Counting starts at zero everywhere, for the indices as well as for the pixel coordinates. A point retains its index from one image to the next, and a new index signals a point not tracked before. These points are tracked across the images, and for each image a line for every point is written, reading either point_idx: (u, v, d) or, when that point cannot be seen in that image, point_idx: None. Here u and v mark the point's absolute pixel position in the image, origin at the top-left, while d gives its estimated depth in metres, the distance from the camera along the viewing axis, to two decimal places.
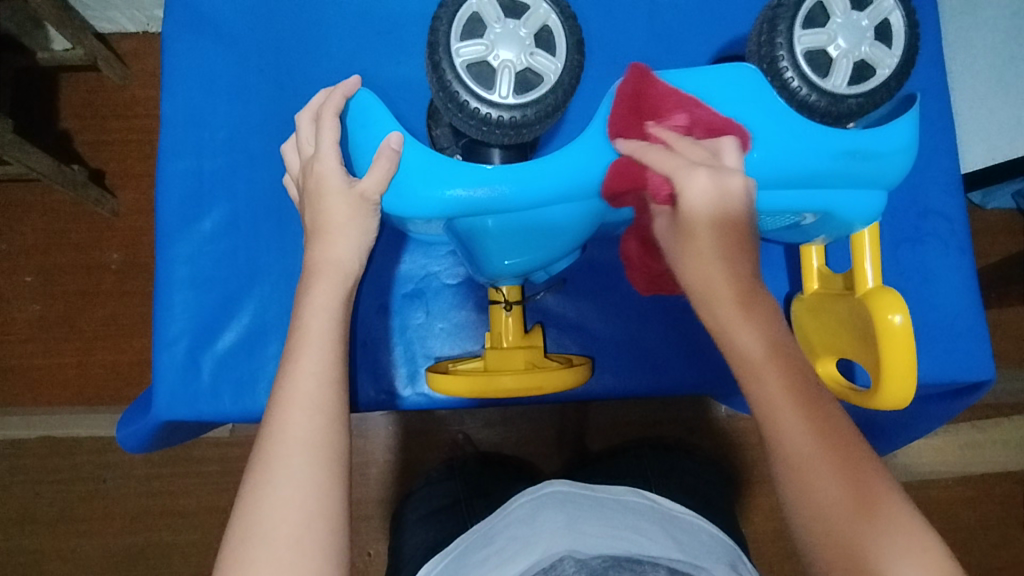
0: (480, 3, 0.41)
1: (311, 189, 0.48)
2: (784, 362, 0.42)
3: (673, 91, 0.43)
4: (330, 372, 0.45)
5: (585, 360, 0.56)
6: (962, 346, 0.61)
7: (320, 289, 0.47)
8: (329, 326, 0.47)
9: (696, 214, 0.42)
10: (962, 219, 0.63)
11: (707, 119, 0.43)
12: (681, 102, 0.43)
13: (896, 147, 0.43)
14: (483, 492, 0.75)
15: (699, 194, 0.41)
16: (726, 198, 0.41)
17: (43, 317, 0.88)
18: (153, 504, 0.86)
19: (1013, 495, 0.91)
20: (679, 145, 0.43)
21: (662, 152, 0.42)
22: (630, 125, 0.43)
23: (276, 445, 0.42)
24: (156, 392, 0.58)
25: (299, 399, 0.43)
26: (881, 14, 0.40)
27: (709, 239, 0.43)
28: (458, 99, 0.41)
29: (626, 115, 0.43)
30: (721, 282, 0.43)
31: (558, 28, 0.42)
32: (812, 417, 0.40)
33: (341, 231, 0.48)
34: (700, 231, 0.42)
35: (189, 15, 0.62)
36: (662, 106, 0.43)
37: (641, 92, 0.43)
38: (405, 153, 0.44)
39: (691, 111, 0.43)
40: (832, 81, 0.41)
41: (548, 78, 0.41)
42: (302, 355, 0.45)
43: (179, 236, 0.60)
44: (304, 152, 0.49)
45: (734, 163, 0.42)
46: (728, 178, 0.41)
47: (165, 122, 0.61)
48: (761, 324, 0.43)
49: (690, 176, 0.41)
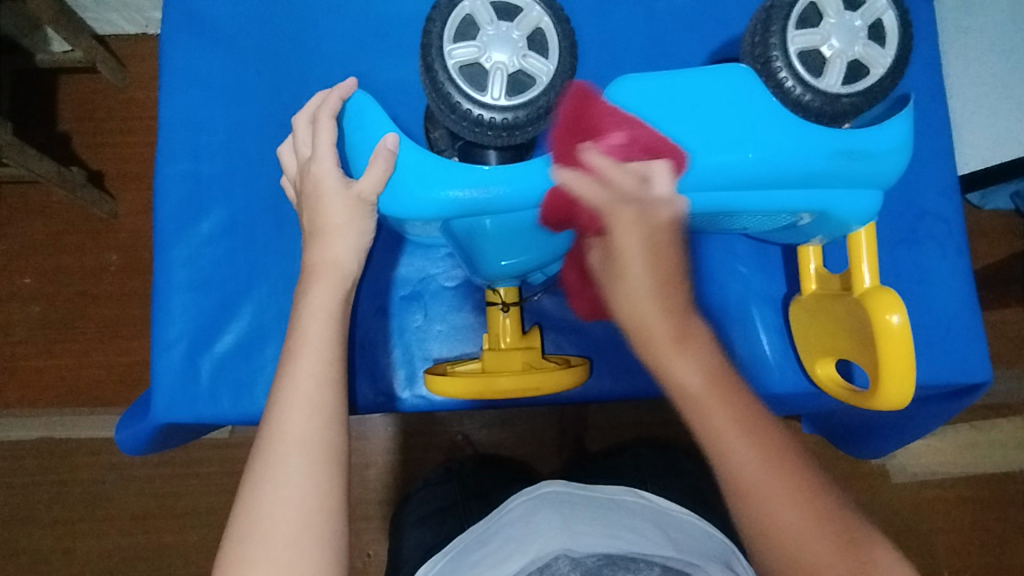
0: (473, 6, 0.41)
1: (308, 190, 0.48)
2: (724, 391, 0.43)
3: (612, 109, 0.43)
4: (328, 373, 0.45)
5: (583, 361, 0.56)
6: (959, 347, 0.61)
7: (318, 291, 0.47)
8: (325, 328, 0.46)
9: (626, 245, 0.44)
10: (960, 221, 0.63)
11: (645, 138, 0.42)
12: (618, 122, 0.42)
13: (891, 148, 0.43)
14: (481, 493, 0.75)
15: (629, 230, 0.43)
16: (651, 234, 0.43)
17: (42, 319, 0.88)
18: (153, 506, 0.86)
19: (1013, 496, 0.91)
20: (613, 172, 0.42)
21: (595, 184, 0.42)
22: (563, 147, 0.42)
23: (274, 445, 0.42)
24: (155, 394, 0.58)
25: (297, 401, 0.43)
26: (874, 14, 0.41)
27: (640, 273, 0.44)
28: (451, 101, 0.41)
29: (562, 137, 0.42)
30: (654, 316, 0.44)
31: (551, 31, 0.42)
32: (754, 439, 0.42)
33: (338, 233, 0.48)
34: (630, 265, 0.44)
35: (188, 18, 0.62)
36: (600, 125, 0.42)
37: (576, 113, 0.42)
38: (401, 155, 0.44)
39: (629, 131, 0.42)
40: (826, 81, 0.41)
41: (541, 79, 0.41)
42: (299, 357, 0.45)
43: (177, 239, 0.60)
44: (301, 154, 0.49)
45: (665, 188, 0.43)
46: (654, 210, 0.43)
47: (163, 124, 0.61)
48: (695, 353, 0.44)
49: (620, 209, 0.43)
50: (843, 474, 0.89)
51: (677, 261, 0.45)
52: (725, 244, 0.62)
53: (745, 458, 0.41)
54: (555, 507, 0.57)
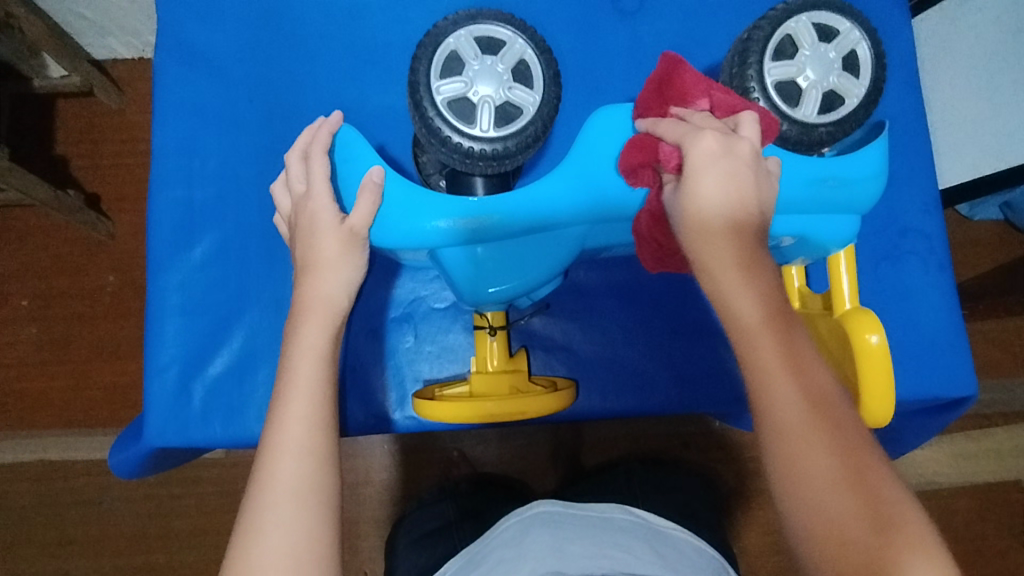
0: (458, 43, 0.42)
1: (303, 225, 0.48)
2: (780, 331, 0.40)
3: (700, 77, 0.43)
4: (319, 418, 0.45)
5: (569, 384, 0.56)
6: (943, 362, 0.62)
7: (309, 330, 0.47)
8: (313, 372, 0.46)
9: (698, 170, 0.40)
10: (942, 237, 0.64)
11: (727, 101, 0.42)
12: (707, 88, 0.43)
13: (865, 175, 0.45)
14: (474, 514, 0.76)
15: (703, 155, 0.40)
16: (732, 161, 0.40)
17: (37, 341, 0.88)
18: (150, 526, 0.87)
19: (1005, 505, 0.92)
20: (695, 119, 0.42)
21: (673, 123, 0.42)
22: (653, 108, 0.45)
23: (265, 493, 0.42)
24: (147, 419, 0.59)
25: (286, 447, 0.44)
26: (847, 45, 0.42)
27: (713, 197, 0.40)
28: (440, 135, 0.42)
29: (653, 99, 0.45)
30: (722, 242, 0.41)
31: (535, 62, 0.43)
32: (804, 382, 0.39)
33: (332, 268, 0.48)
34: (704, 190, 0.40)
35: (181, 47, 0.64)
36: (688, 92, 0.43)
37: (668, 78, 0.43)
38: (387, 187, 0.46)
39: (716, 95, 0.43)
40: (802, 110, 0.42)
41: (527, 110, 0.42)
42: (285, 402, 0.45)
43: (169, 264, 0.61)
44: (294, 190, 0.49)
45: (751, 135, 0.40)
46: (736, 147, 0.40)
47: (157, 152, 0.63)
48: (764, 289, 0.41)
49: (695, 138, 0.40)
50: None
51: (755, 205, 0.41)
52: None
53: None
54: (544, 528, 0.57)
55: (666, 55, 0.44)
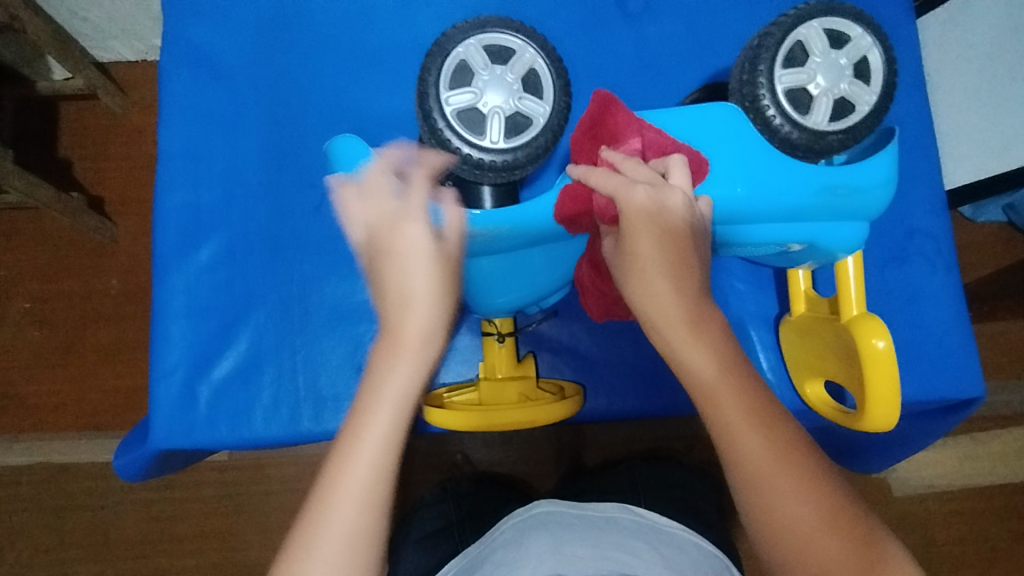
0: (468, 52, 0.42)
1: (397, 244, 0.43)
2: (738, 381, 0.40)
3: (628, 118, 0.43)
4: (386, 469, 0.41)
5: (577, 390, 0.56)
6: (950, 364, 0.62)
7: (399, 367, 0.41)
8: (386, 422, 0.41)
9: (633, 224, 0.38)
10: (948, 238, 0.64)
11: (658, 144, 0.43)
12: (637, 128, 0.43)
13: (876, 183, 0.45)
14: (472, 516, 0.74)
15: (637, 209, 0.38)
16: (666, 215, 0.38)
17: (42, 344, 0.88)
18: (153, 529, 0.87)
19: (1009, 508, 0.92)
20: (626, 165, 0.40)
21: (605, 172, 0.40)
22: (585, 148, 0.46)
23: (316, 541, 0.39)
24: (153, 421, 0.59)
25: (344, 502, 0.40)
26: (859, 52, 0.42)
27: (648, 254, 0.39)
28: (450, 146, 0.42)
29: (587, 141, 0.45)
30: (669, 300, 0.40)
31: (545, 73, 0.43)
32: None
33: (428, 299, 0.42)
34: (640, 247, 0.39)
35: (186, 49, 0.63)
36: (619, 133, 0.43)
37: (601, 118, 0.44)
38: None
39: (647, 136, 0.43)
40: (813, 118, 0.42)
41: (537, 120, 0.42)
42: (351, 447, 0.41)
43: (176, 266, 0.61)
44: (383, 202, 0.44)
45: (682, 183, 0.40)
46: (670, 197, 0.38)
47: (163, 154, 0.62)
48: (714, 342, 0.40)
49: (629, 191, 0.38)
50: None
51: (695, 252, 0.39)
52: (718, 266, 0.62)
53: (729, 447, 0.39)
54: (542, 529, 0.57)
55: (598, 91, 0.44)
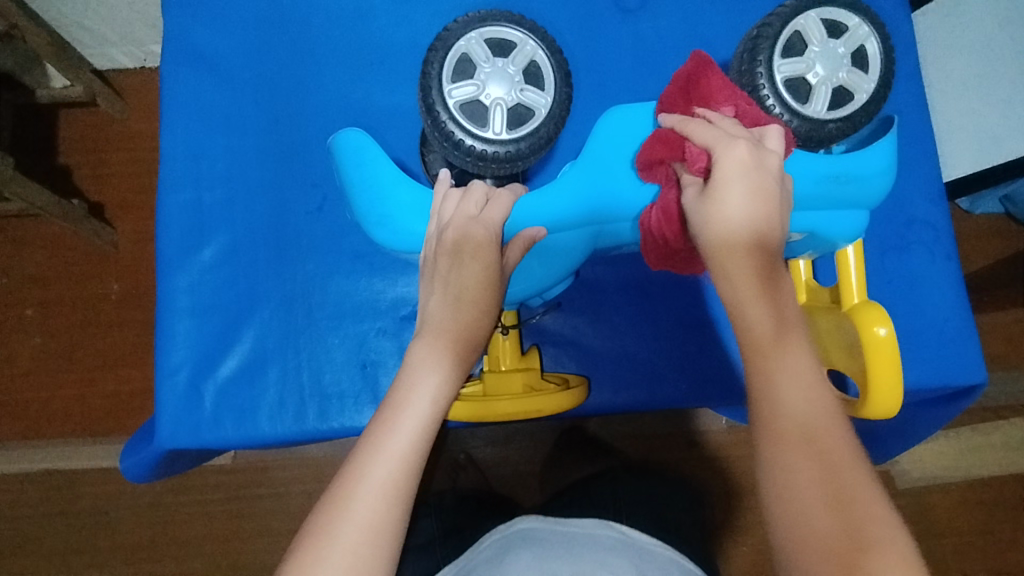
0: (469, 46, 0.43)
1: (472, 249, 0.45)
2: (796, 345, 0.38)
3: (726, 82, 0.42)
4: (416, 459, 0.43)
5: (581, 382, 0.56)
6: (952, 351, 0.62)
7: (435, 362, 0.46)
8: (420, 412, 0.44)
9: (727, 174, 0.38)
10: (947, 227, 0.65)
11: (752, 115, 0.42)
12: (731, 95, 0.42)
13: (875, 171, 0.46)
14: (457, 529, 0.75)
15: (735, 162, 0.38)
16: (763, 171, 0.39)
17: (44, 350, 0.88)
18: (158, 533, 0.87)
19: (1012, 498, 0.92)
20: (725, 123, 0.40)
21: (700, 125, 0.41)
22: (678, 104, 0.45)
23: (339, 527, 0.40)
24: (158, 421, 0.58)
25: (371, 488, 0.41)
26: (856, 41, 0.43)
27: (741, 207, 0.38)
28: (453, 138, 0.42)
29: (679, 99, 0.45)
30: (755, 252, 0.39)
31: (546, 64, 0.43)
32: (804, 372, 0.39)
33: (474, 304, 0.47)
34: (732, 198, 0.38)
35: (186, 51, 0.64)
36: (711, 95, 0.42)
37: (695, 77, 0.43)
38: (400, 193, 0.49)
39: (740, 105, 0.42)
40: (812, 106, 0.43)
41: (539, 111, 0.43)
42: (383, 436, 0.43)
43: (179, 265, 0.61)
44: (467, 207, 0.46)
45: (775, 147, 0.40)
46: (766, 160, 0.39)
47: (166, 155, 0.63)
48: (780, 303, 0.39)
49: (730, 144, 0.39)
50: None
51: (777, 222, 0.39)
52: None
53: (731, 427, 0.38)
54: (524, 545, 0.59)
55: (697, 53, 0.44)
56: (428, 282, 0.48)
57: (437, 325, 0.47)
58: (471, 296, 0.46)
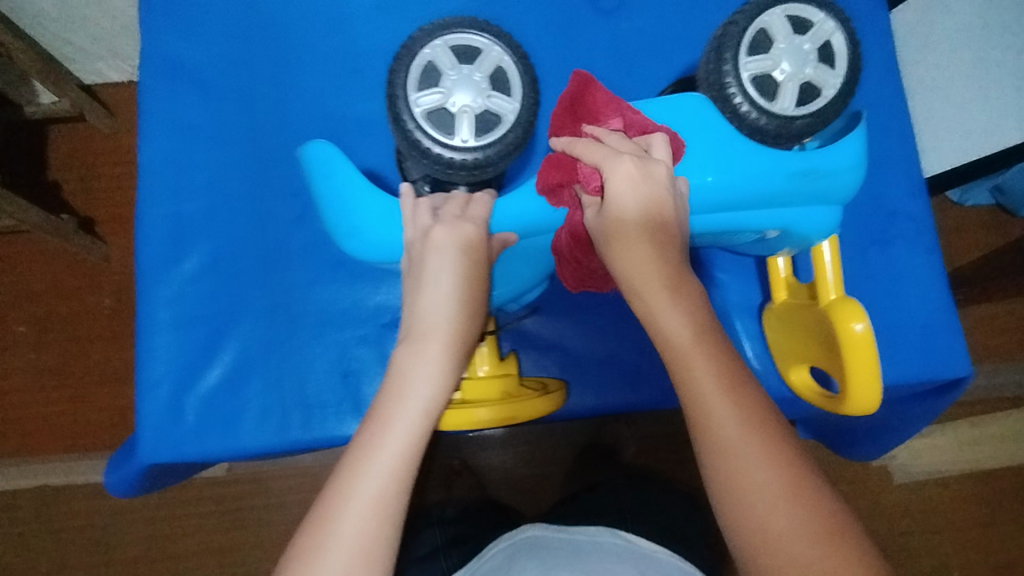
0: (434, 53, 0.43)
1: (451, 251, 0.46)
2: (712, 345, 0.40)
3: (608, 97, 0.46)
4: (405, 470, 0.42)
5: (559, 386, 0.56)
6: (936, 345, 0.62)
7: (425, 372, 0.45)
8: (411, 423, 0.43)
9: (617, 191, 0.41)
10: (928, 220, 0.65)
11: (640, 122, 0.45)
12: (616, 109, 0.46)
13: (846, 164, 0.46)
14: (460, 541, 0.74)
15: (624, 179, 0.41)
16: (652, 185, 0.41)
17: (38, 365, 0.89)
18: (154, 546, 0.87)
19: (1011, 491, 0.92)
20: (612, 139, 0.43)
21: (590, 144, 0.43)
22: (566, 126, 0.47)
23: (324, 540, 0.39)
24: (140, 435, 0.58)
25: (358, 501, 0.40)
26: (822, 36, 0.42)
27: (634, 220, 0.41)
28: (421, 146, 0.42)
29: (564, 121, 0.47)
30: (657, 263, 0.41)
31: (512, 70, 0.43)
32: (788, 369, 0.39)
33: (459, 302, 0.46)
34: (627, 214, 0.41)
35: (164, 64, 0.64)
36: (598, 113, 0.46)
37: (579, 98, 0.46)
38: (367, 205, 0.50)
39: (626, 117, 0.45)
40: (779, 104, 0.43)
41: (506, 118, 0.43)
42: (369, 452, 0.42)
43: (159, 279, 0.61)
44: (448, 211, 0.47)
45: (663, 156, 0.43)
46: (654, 169, 0.42)
47: (144, 168, 0.62)
48: (690, 307, 0.41)
49: (615, 161, 0.41)
50: (843, 477, 0.90)
51: (674, 226, 0.42)
52: (702, 258, 0.62)
53: (708, 426, 0.38)
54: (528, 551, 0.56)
55: (578, 74, 0.47)
56: (415, 287, 0.46)
57: (422, 329, 0.45)
58: (455, 295, 0.46)
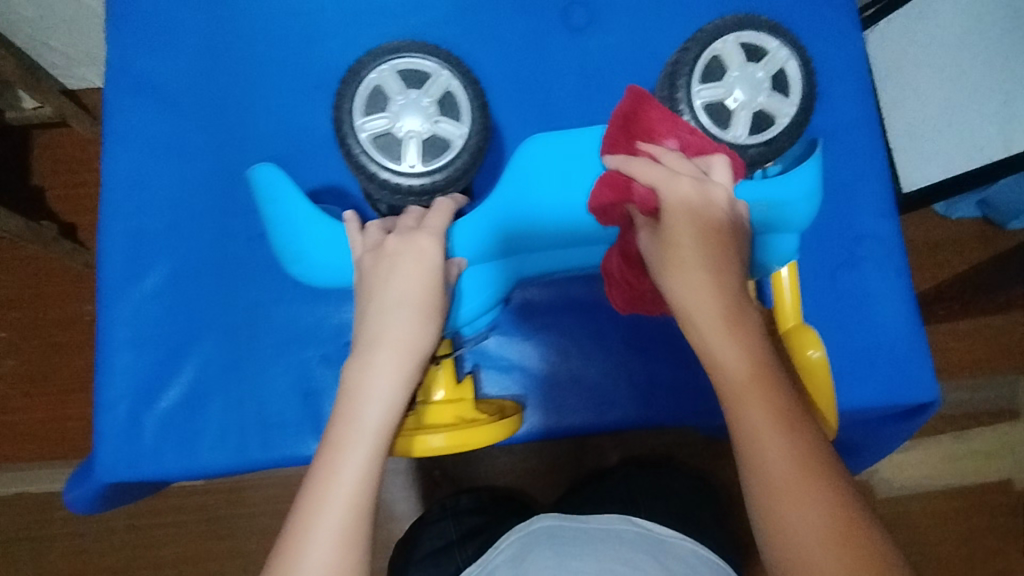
0: (382, 78, 0.43)
1: (403, 266, 0.45)
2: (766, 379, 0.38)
3: (661, 114, 0.45)
4: (360, 497, 0.41)
5: (516, 410, 0.55)
6: (904, 369, 0.61)
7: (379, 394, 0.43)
8: (365, 451, 0.42)
9: (676, 212, 0.41)
10: (898, 243, 0.64)
11: (696, 145, 0.44)
12: (673, 127, 0.45)
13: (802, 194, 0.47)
14: (476, 532, 0.74)
15: (684, 202, 0.41)
16: (706, 208, 0.41)
17: (16, 373, 0.88)
18: (131, 557, 0.86)
19: (994, 506, 0.91)
20: (669, 159, 0.43)
21: (646, 163, 0.43)
22: (620, 145, 0.46)
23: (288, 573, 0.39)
24: (99, 454, 0.58)
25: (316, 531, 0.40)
26: (775, 66, 0.44)
27: (691, 244, 0.40)
28: (369, 171, 0.43)
29: (622, 135, 0.46)
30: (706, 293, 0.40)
31: (460, 94, 0.44)
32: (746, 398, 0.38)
33: (415, 312, 0.45)
34: (679, 236, 0.40)
35: (134, 78, 0.64)
36: (654, 130, 0.45)
37: (633, 114, 0.46)
38: (310, 229, 0.52)
39: (683, 137, 0.44)
40: (733, 131, 0.44)
41: (454, 142, 0.43)
42: (325, 484, 0.41)
43: (119, 295, 0.60)
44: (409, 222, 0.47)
45: (723, 179, 0.42)
46: (711, 193, 0.41)
47: (108, 182, 0.62)
48: (748, 340, 0.39)
49: (673, 183, 0.41)
50: None
51: (737, 251, 0.41)
52: None
53: None
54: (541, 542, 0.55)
55: (632, 89, 0.47)
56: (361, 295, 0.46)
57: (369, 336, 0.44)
58: (410, 300, 0.45)
